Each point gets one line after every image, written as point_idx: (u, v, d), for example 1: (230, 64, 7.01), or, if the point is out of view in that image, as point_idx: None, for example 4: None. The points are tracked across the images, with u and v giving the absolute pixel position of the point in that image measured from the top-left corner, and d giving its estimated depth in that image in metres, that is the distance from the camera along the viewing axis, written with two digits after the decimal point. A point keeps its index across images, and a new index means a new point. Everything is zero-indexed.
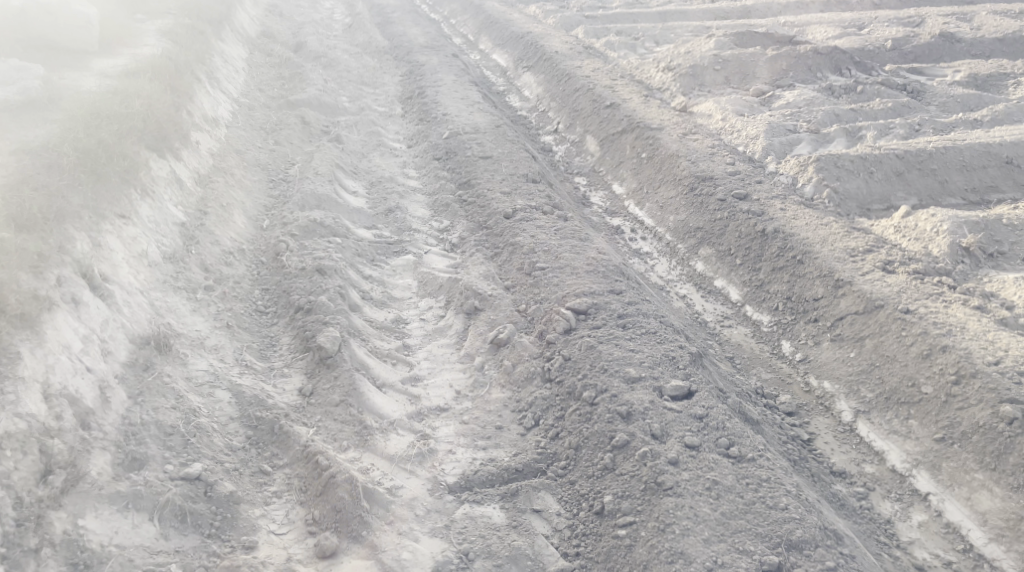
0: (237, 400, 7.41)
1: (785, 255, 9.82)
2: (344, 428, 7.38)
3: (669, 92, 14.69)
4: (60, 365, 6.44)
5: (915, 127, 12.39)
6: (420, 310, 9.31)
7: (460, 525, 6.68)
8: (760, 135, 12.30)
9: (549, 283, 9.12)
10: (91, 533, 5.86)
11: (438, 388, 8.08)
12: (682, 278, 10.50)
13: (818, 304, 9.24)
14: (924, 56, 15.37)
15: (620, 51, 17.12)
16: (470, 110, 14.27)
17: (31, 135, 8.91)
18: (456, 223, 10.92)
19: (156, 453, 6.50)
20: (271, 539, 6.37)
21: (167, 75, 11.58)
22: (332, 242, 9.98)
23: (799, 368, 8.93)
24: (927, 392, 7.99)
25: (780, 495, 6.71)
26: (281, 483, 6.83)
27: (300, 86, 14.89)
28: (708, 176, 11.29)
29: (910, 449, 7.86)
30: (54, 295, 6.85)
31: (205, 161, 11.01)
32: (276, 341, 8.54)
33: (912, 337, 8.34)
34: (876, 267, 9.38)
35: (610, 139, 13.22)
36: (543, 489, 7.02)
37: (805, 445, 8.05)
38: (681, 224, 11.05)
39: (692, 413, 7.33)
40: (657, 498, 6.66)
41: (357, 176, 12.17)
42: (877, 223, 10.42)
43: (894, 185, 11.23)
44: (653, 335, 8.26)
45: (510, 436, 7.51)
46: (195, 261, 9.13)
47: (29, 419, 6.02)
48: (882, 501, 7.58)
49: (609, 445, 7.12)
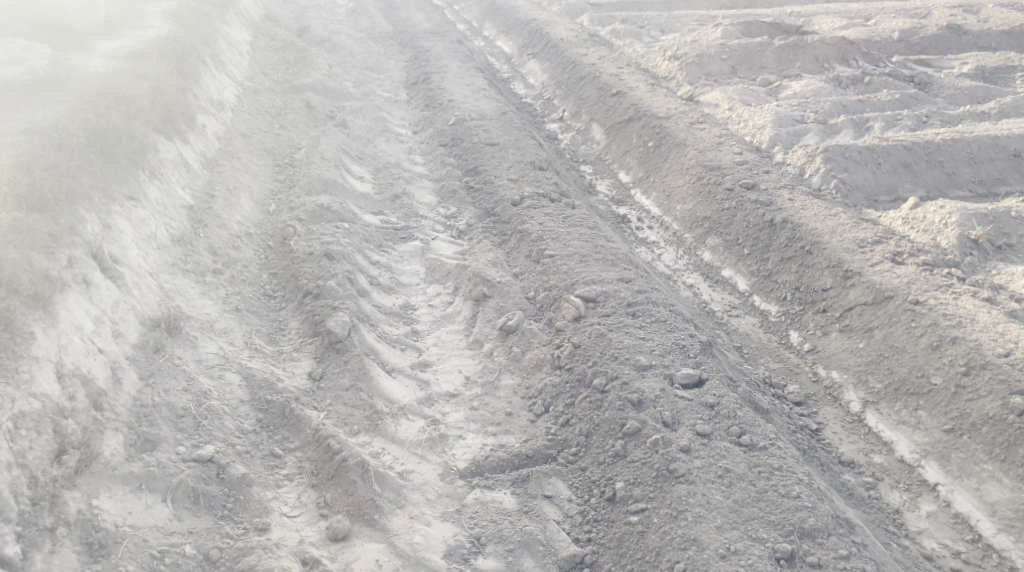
0: (247, 383, 7.42)
1: (794, 245, 9.81)
2: (354, 412, 7.38)
3: (676, 81, 14.63)
4: (73, 346, 6.42)
5: (923, 119, 12.38)
6: (428, 296, 9.30)
7: (472, 510, 6.69)
8: (767, 125, 12.26)
9: (558, 270, 9.10)
10: (105, 514, 5.82)
11: (448, 374, 8.08)
12: (689, 268, 10.50)
13: (827, 294, 9.24)
14: (931, 48, 15.34)
15: (627, 39, 17.02)
16: (476, 97, 14.22)
17: (39, 115, 8.87)
18: (464, 209, 10.91)
19: (168, 435, 6.51)
20: (284, 521, 6.37)
21: (173, 58, 11.55)
22: (340, 227, 9.96)
23: (807, 358, 8.95)
24: (937, 383, 8.01)
25: (792, 483, 6.72)
26: (292, 466, 6.81)
27: (305, 70, 14.82)
28: (716, 165, 11.27)
29: (919, 439, 7.88)
30: (66, 276, 6.82)
31: (211, 144, 10.98)
32: (284, 325, 8.54)
33: (922, 329, 8.34)
34: (886, 258, 9.38)
35: (616, 127, 13.18)
36: (554, 475, 7.03)
37: (813, 434, 8.07)
38: (688, 214, 11.05)
39: (703, 401, 7.33)
40: (669, 486, 6.66)
41: (363, 161, 12.14)
42: (885, 215, 10.42)
43: (901, 176, 11.21)
44: (662, 323, 8.26)
45: (520, 422, 7.52)
46: (204, 244, 9.11)
47: (43, 399, 5.99)
48: (890, 491, 7.60)
49: (620, 432, 7.13)
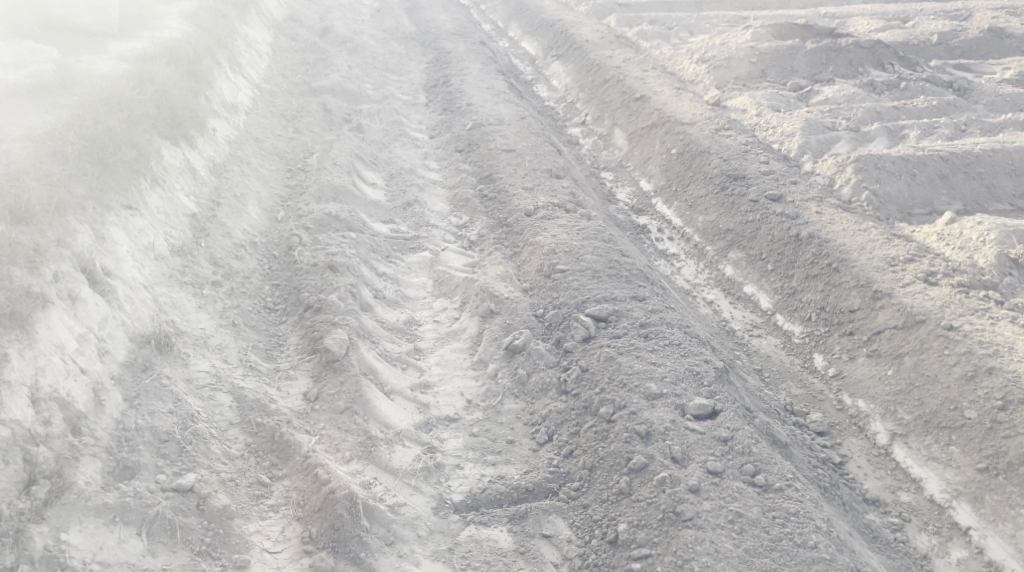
0: (238, 405, 7.13)
1: (820, 262, 9.29)
2: (348, 437, 7.03)
3: (703, 84, 14.14)
4: (51, 367, 6.14)
5: (961, 127, 11.77)
6: (434, 311, 8.95)
7: (465, 549, 6.36)
8: (797, 133, 11.73)
9: (568, 286, 8.67)
10: (74, 549, 5.53)
11: (448, 396, 7.71)
12: (710, 283, 10.04)
13: (855, 316, 8.72)
14: (971, 52, 14.68)
15: (654, 41, 16.49)
16: (495, 100, 13.82)
17: (38, 121, 8.62)
18: (476, 219, 10.54)
19: (149, 462, 6.21)
20: (265, 558, 6.04)
21: (185, 59, 11.27)
22: (347, 236, 9.62)
23: (831, 384, 8.46)
24: (971, 418, 7.49)
25: (809, 531, 6.26)
26: (278, 496, 6.51)
27: (323, 72, 14.52)
28: (740, 175, 10.76)
29: (950, 478, 7.38)
30: (49, 292, 6.52)
31: (221, 150, 10.72)
32: (283, 341, 8.23)
33: (955, 357, 7.82)
34: (918, 278, 8.83)
35: (639, 132, 12.71)
36: (554, 512, 6.66)
37: (835, 468, 7.60)
38: (711, 225, 10.57)
39: (716, 435, 6.89)
40: (675, 530, 6.26)
41: (376, 166, 11.80)
42: (918, 230, 9.86)
43: (938, 188, 10.62)
44: (676, 347, 7.81)
45: (521, 452, 7.16)
46: (205, 254, 8.81)
47: (13, 426, 5.71)
48: (918, 534, 7.11)
49: (626, 467, 6.73)
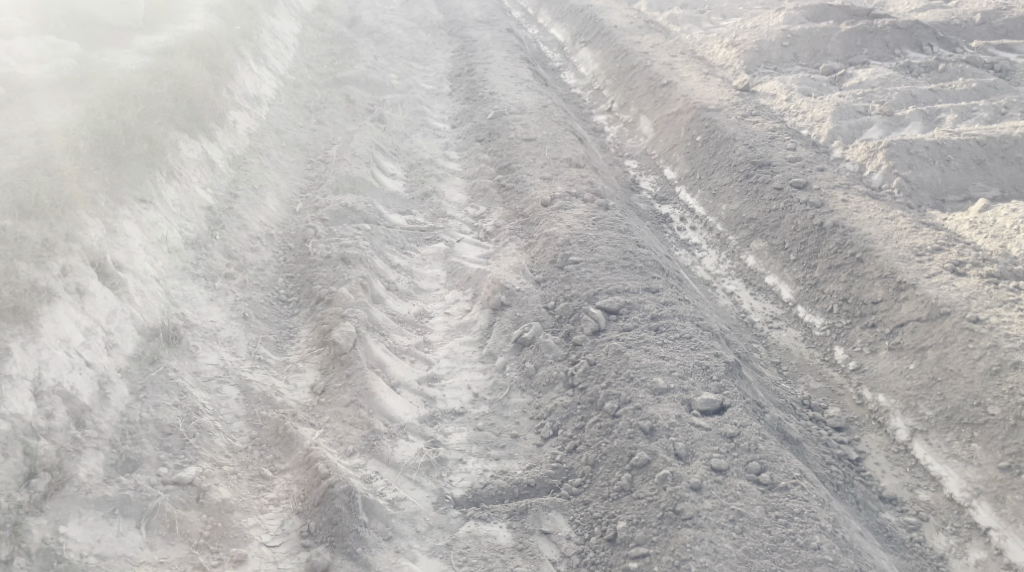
0: (245, 398, 7.16)
1: (844, 252, 9.00)
2: (352, 431, 7.01)
3: (733, 69, 13.78)
4: (55, 361, 6.21)
5: (1001, 110, 11.29)
6: (446, 302, 8.88)
7: (463, 545, 6.34)
8: (827, 118, 11.38)
9: (581, 278, 8.52)
10: (71, 542, 5.60)
11: (455, 389, 7.66)
12: (730, 274, 9.82)
13: (877, 308, 8.44)
14: (1017, 32, 14.06)
15: (685, 25, 16.13)
16: (518, 89, 13.64)
17: (54, 116, 8.68)
18: (493, 209, 10.45)
19: (152, 454, 6.29)
20: (262, 552, 6.08)
21: (207, 49, 11.27)
22: (362, 228, 9.56)
23: (852, 378, 8.21)
24: (995, 414, 7.23)
25: (813, 532, 6.10)
26: (279, 490, 6.53)
27: (349, 62, 14.47)
28: (766, 162, 10.47)
29: (970, 476, 7.13)
30: (57, 286, 6.56)
31: (241, 142, 10.76)
32: (294, 333, 8.23)
33: (980, 351, 7.54)
34: (945, 268, 8.51)
35: (665, 119, 12.46)
36: (554, 509, 6.60)
37: (852, 464, 7.39)
38: (734, 215, 10.32)
39: (721, 431, 6.75)
40: (674, 529, 6.15)
41: (397, 157, 11.72)
42: (951, 218, 9.50)
43: (973, 174, 10.22)
44: (687, 340, 7.65)
45: (525, 446, 7.11)
46: (219, 247, 8.81)
47: (14, 420, 5.77)
48: (936, 534, 6.89)
49: (628, 464, 6.64)
